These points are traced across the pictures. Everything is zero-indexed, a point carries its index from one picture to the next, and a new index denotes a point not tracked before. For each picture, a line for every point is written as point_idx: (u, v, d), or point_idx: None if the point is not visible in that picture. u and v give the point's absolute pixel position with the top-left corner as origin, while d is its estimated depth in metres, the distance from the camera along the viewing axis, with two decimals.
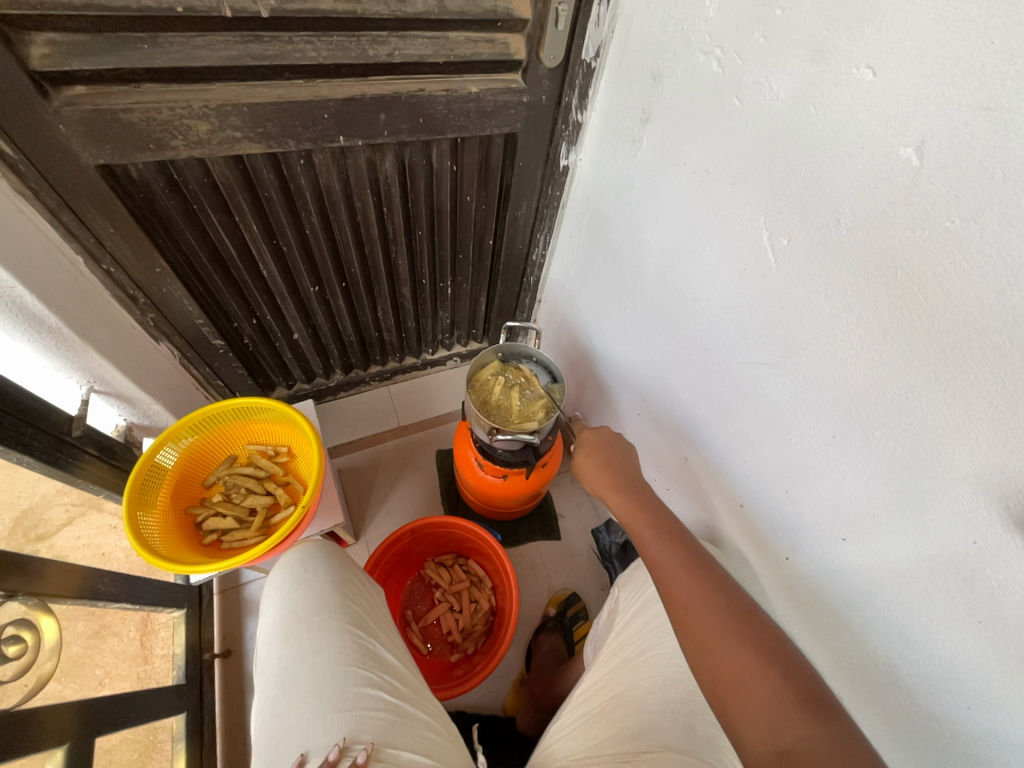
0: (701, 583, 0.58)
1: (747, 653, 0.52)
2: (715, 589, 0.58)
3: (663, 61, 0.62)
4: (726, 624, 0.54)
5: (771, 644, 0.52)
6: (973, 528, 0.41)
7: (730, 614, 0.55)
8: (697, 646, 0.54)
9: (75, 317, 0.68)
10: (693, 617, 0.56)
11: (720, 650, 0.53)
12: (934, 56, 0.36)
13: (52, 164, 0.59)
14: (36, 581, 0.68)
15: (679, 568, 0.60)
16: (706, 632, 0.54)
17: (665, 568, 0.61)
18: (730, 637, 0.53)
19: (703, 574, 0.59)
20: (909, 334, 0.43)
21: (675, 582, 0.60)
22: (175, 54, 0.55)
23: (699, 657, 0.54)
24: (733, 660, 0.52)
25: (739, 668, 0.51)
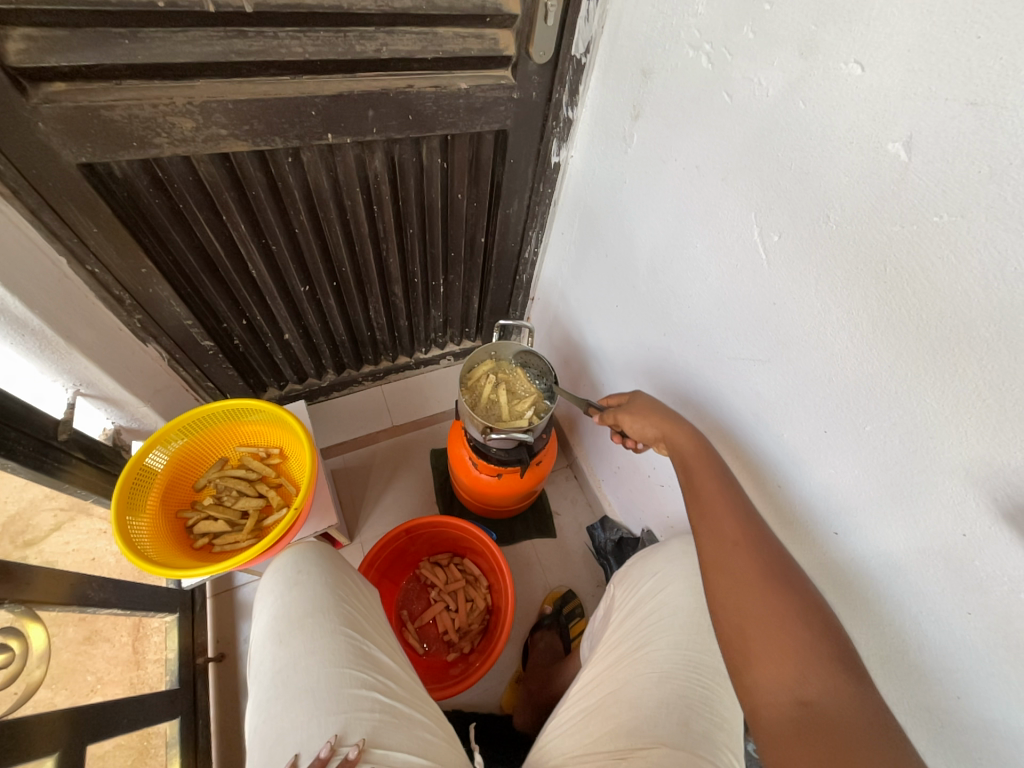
0: (749, 533, 0.56)
1: (788, 607, 0.51)
2: (764, 543, 0.55)
3: (653, 56, 0.62)
4: (770, 576, 0.53)
5: (810, 603, 0.51)
6: (962, 521, 0.42)
7: (775, 567, 0.53)
8: (735, 592, 0.54)
9: (57, 318, 0.67)
10: (740, 563, 0.54)
11: (758, 599, 0.52)
12: (921, 51, 0.36)
13: (32, 163, 0.58)
14: (24, 589, 0.67)
15: (727, 508, 0.58)
16: (746, 581, 0.53)
17: (714, 508, 0.59)
18: (772, 590, 0.52)
19: (753, 524, 0.57)
20: (899, 329, 0.43)
21: (723, 527, 0.57)
22: (157, 49, 0.54)
23: (734, 604, 0.53)
24: (772, 609, 0.51)
25: (779, 619, 0.50)
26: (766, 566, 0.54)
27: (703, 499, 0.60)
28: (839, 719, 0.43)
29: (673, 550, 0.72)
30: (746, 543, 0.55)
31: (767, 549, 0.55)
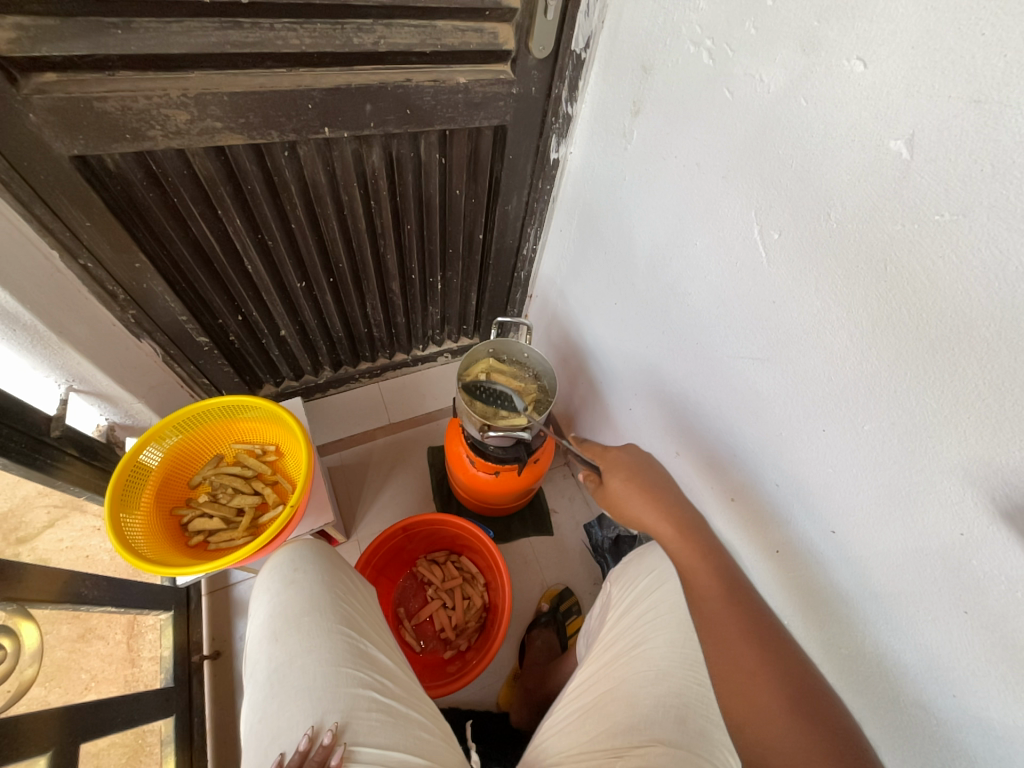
0: (760, 653, 0.59)
1: (806, 730, 0.53)
2: (780, 662, 0.58)
3: (653, 52, 0.61)
4: (788, 699, 0.55)
5: (829, 725, 0.53)
6: (960, 521, 0.42)
7: (793, 690, 0.56)
8: (753, 714, 0.56)
9: (50, 315, 0.66)
10: (756, 686, 0.57)
11: (777, 723, 0.54)
12: (925, 48, 0.36)
13: (24, 156, 0.57)
14: (16, 586, 0.66)
15: (739, 627, 0.61)
16: (764, 707, 0.55)
17: (725, 628, 0.62)
18: (792, 714, 0.54)
19: (765, 641, 0.60)
20: (898, 328, 0.42)
21: (735, 649, 0.60)
22: (150, 40, 0.53)
23: (753, 727, 0.55)
24: (791, 734, 0.53)
25: (797, 746, 0.52)
26: (781, 689, 0.56)
27: (712, 617, 0.63)
28: None
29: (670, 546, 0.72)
30: (758, 664, 0.58)
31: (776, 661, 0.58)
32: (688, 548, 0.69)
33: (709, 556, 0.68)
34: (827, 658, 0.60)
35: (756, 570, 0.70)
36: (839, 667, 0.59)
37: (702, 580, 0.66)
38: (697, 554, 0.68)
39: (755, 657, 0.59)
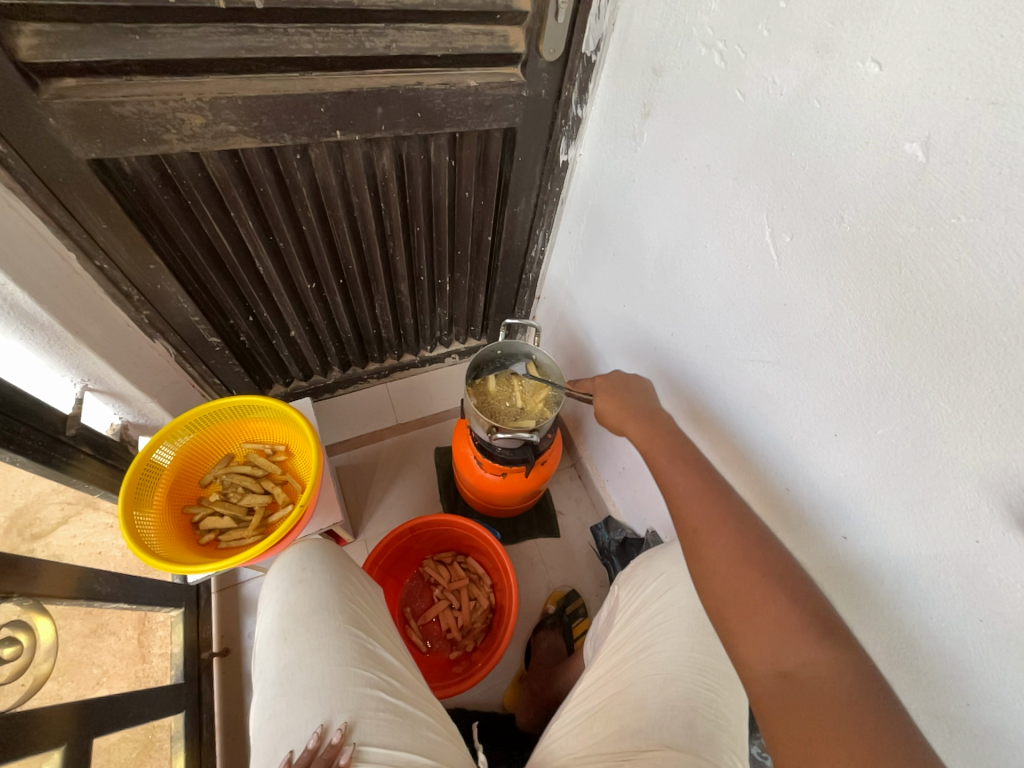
0: (705, 508, 0.56)
1: (758, 578, 0.50)
2: (728, 517, 0.55)
3: (664, 55, 0.61)
4: (736, 552, 0.52)
5: (787, 573, 0.49)
6: (975, 527, 0.41)
7: (746, 544, 0.52)
8: (704, 573, 0.53)
9: (67, 315, 0.67)
10: (703, 541, 0.54)
11: (726, 577, 0.51)
12: (941, 50, 0.35)
13: (44, 159, 0.58)
14: (31, 582, 0.67)
15: (689, 492, 0.58)
16: (714, 565, 0.53)
17: (676, 497, 0.59)
18: (738, 565, 0.51)
19: (714, 500, 0.56)
20: (912, 332, 0.42)
21: (684, 509, 0.57)
22: (167, 45, 0.54)
23: (705, 583, 0.53)
24: (744, 586, 0.50)
25: (749, 598, 0.49)
26: (727, 540, 0.53)
27: (666, 490, 0.61)
28: (817, 688, 0.43)
29: (678, 551, 0.72)
30: (703, 519, 0.55)
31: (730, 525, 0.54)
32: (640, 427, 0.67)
33: (662, 434, 0.65)
34: None
35: None
36: None
37: (656, 455, 0.63)
38: (648, 433, 0.66)
39: (701, 514, 0.56)
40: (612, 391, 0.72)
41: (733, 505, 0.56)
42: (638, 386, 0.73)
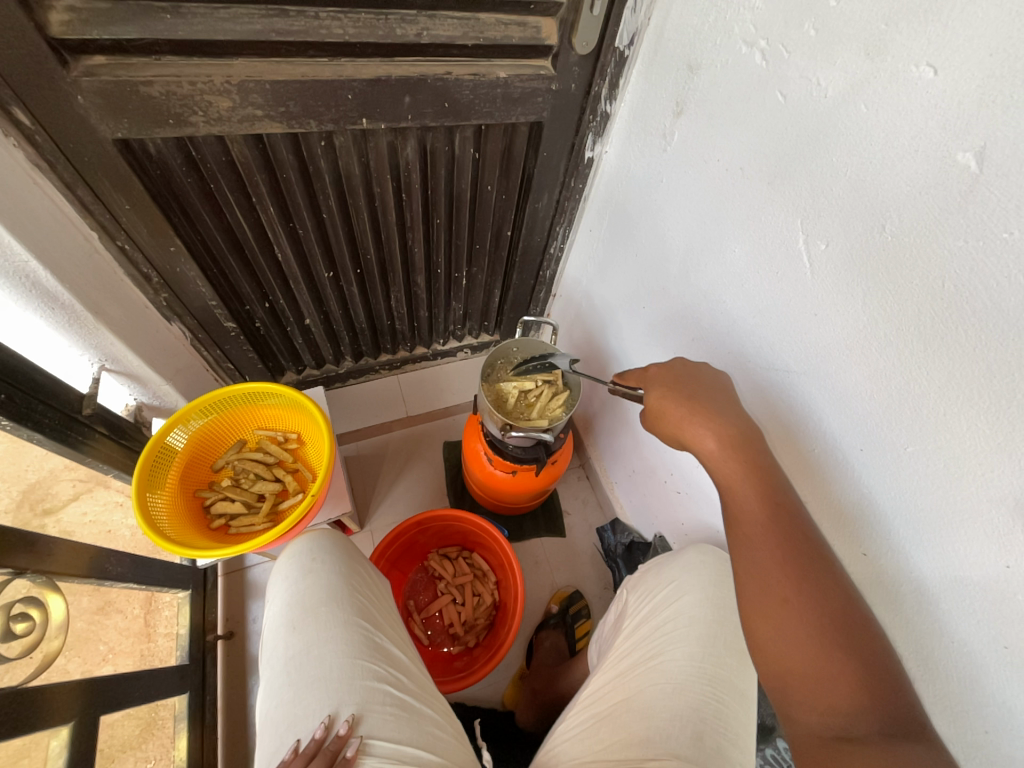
0: (796, 575, 0.48)
1: (843, 663, 0.45)
2: (822, 590, 0.47)
3: (701, 52, 0.60)
4: (825, 632, 0.46)
5: (878, 663, 0.44)
6: (1008, 553, 0.40)
7: (836, 623, 0.46)
8: (777, 644, 0.48)
9: (87, 295, 0.67)
10: (786, 604, 0.48)
11: (803, 651, 0.47)
12: (1004, 55, 0.34)
13: (70, 136, 0.58)
14: (45, 559, 0.67)
15: (777, 548, 0.50)
16: (792, 636, 0.47)
17: (758, 545, 0.51)
18: (824, 647, 0.46)
19: (807, 568, 0.48)
20: (952, 350, 0.41)
21: (767, 567, 0.50)
22: (198, 26, 0.53)
23: (777, 653, 0.48)
24: (823, 667, 0.45)
25: (824, 679, 0.45)
26: (816, 616, 0.47)
27: (745, 533, 0.53)
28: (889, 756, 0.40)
29: (690, 559, 0.71)
30: (792, 584, 0.48)
31: (824, 591, 0.47)
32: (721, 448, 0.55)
33: (748, 462, 0.54)
34: None
35: None
36: None
37: (737, 488, 0.54)
38: (731, 456, 0.55)
39: (790, 580, 0.48)
40: (684, 395, 0.59)
41: (826, 564, 0.48)
42: (711, 384, 0.60)
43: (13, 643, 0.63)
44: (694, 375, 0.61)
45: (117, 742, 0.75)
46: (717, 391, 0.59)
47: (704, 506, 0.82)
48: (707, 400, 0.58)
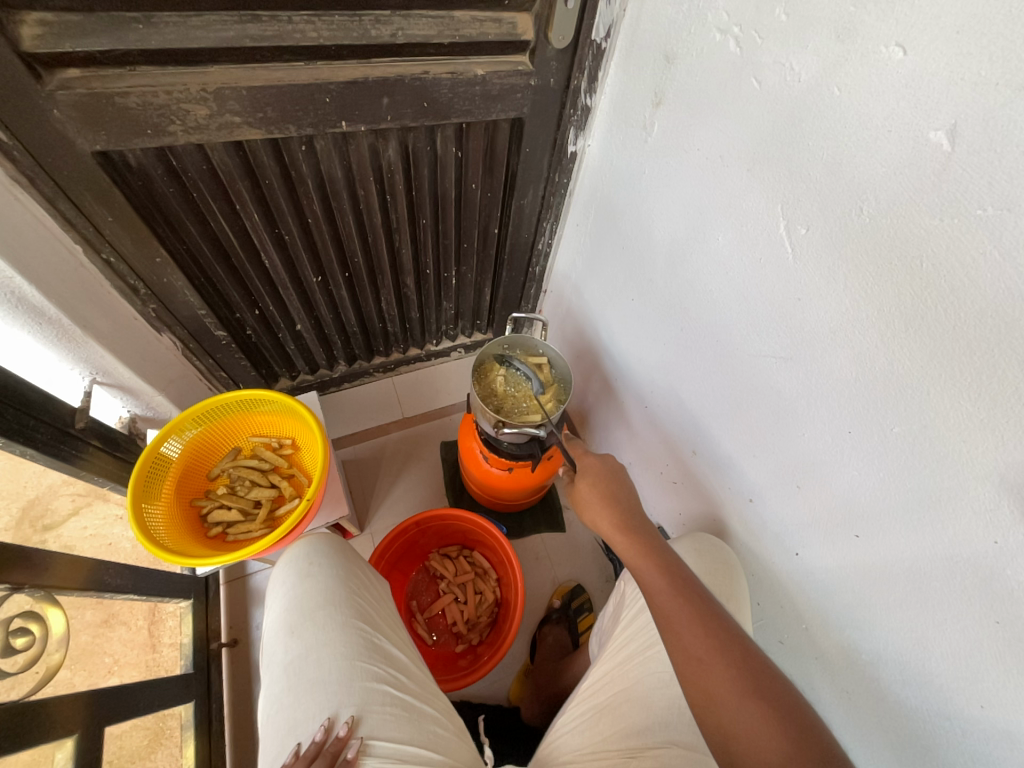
0: (707, 635, 0.54)
1: (763, 710, 0.48)
2: (729, 645, 0.53)
3: (676, 41, 0.60)
4: (742, 685, 0.50)
5: (792, 708, 0.48)
6: (993, 527, 0.40)
7: (748, 676, 0.51)
8: (709, 707, 0.50)
9: (74, 309, 0.67)
10: (705, 670, 0.52)
11: (730, 710, 0.49)
12: (971, 32, 0.34)
13: (47, 151, 0.58)
14: (43, 574, 0.67)
15: (685, 616, 0.55)
16: (716, 695, 0.50)
17: (670, 616, 0.56)
18: (746, 698, 0.49)
19: (713, 629, 0.54)
20: (930, 327, 0.41)
21: (682, 634, 0.54)
22: (171, 34, 0.53)
23: (712, 717, 0.50)
24: (751, 721, 0.48)
25: (756, 736, 0.47)
26: (730, 671, 0.51)
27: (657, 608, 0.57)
28: None
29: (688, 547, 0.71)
30: (705, 646, 0.53)
31: (735, 656, 0.52)
32: (627, 539, 0.64)
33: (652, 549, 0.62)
34: (846, 663, 0.59)
35: (772, 571, 0.69)
36: (858, 675, 0.58)
37: (644, 570, 0.60)
38: (636, 546, 0.62)
39: (703, 641, 0.53)
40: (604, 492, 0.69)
41: (734, 634, 0.54)
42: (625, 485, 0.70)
43: (15, 657, 0.64)
44: (605, 476, 0.71)
45: (125, 753, 0.76)
46: (626, 489, 0.70)
47: (700, 495, 0.82)
48: (620, 498, 0.68)
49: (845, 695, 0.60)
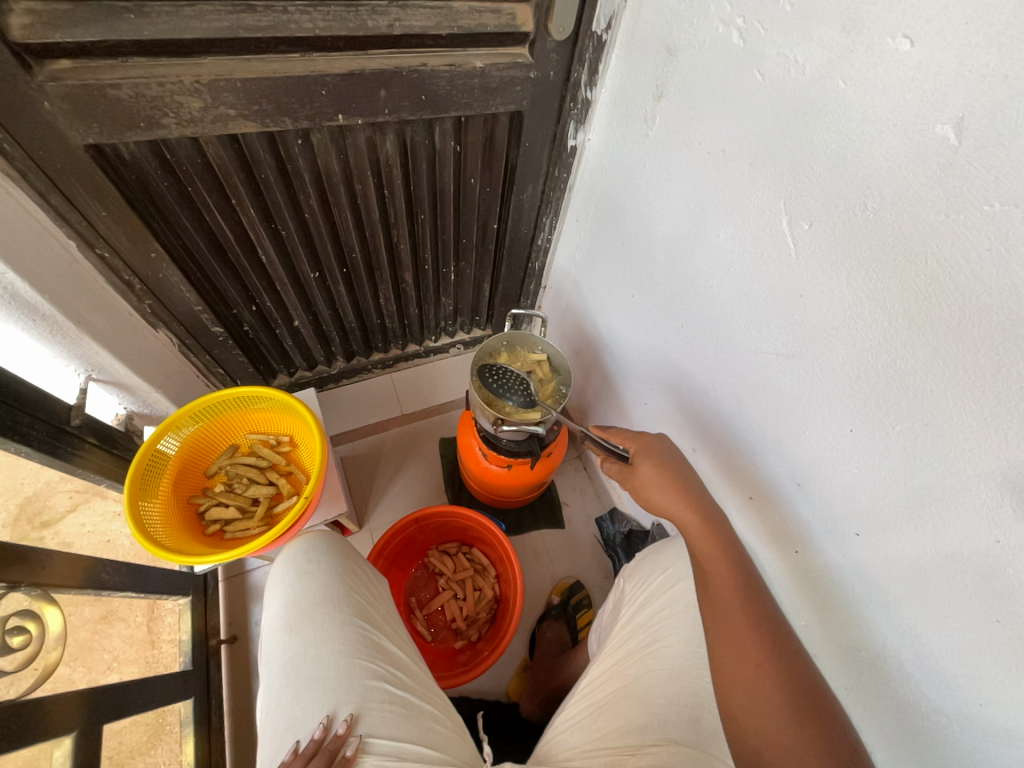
0: (766, 645, 0.55)
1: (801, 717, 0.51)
2: (782, 654, 0.55)
3: (678, 33, 0.59)
4: (790, 698, 0.52)
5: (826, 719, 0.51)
6: (996, 527, 0.40)
7: (799, 690, 0.53)
8: (752, 709, 0.53)
9: (69, 304, 0.66)
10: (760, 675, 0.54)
11: (771, 717, 0.52)
12: (979, 23, 0.33)
13: (40, 145, 0.57)
14: (39, 572, 0.67)
15: (748, 621, 0.57)
16: (763, 702, 0.53)
17: (732, 616, 0.57)
18: (792, 706, 0.52)
19: (771, 641, 0.56)
20: (933, 325, 0.41)
21: (741, 639, 0.56)
22: (163, 24, 0.52)
23: (749, 720, 0.53)
24: (791, 727, 0.51)
25: (790, 745, 0.50)
26: (784, 683, 0.53)
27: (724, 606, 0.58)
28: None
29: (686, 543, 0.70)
30: (764, 653, 0.55)
31: (786, 661, 0.55)
32: (698, 532, 0.63)
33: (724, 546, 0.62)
34: (845, 660, 0.59)
35: (772, 568, 0.69)
36: (858, 671, 0.58)
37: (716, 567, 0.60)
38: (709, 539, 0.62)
39: (761, 648, 0.55)
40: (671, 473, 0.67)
41: (785, 638, 0.57)
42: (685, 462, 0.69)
43: (13, 655, 0.64)
44: (671, 464, 0.68)
45: (125, 749, 0.75)
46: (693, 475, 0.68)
47: None
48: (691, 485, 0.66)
49: (843, 691, 0.60)
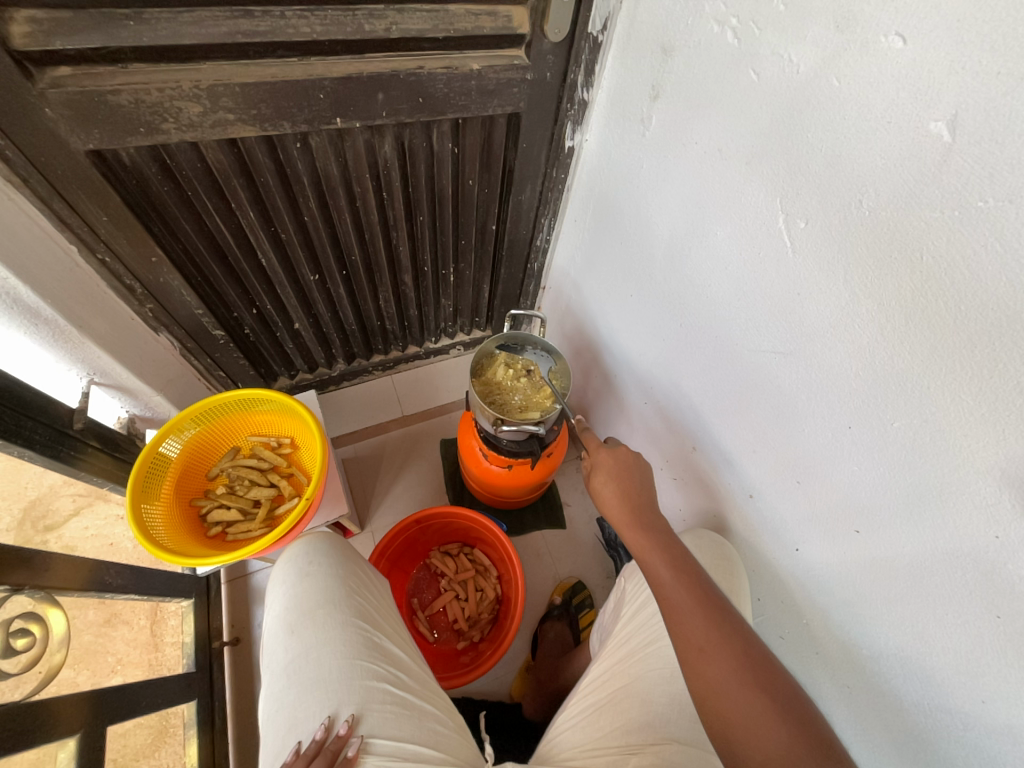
0: (711, 629, 0.52)
1: (761, 700, 0.48)
2: (728, 633, 0.52)
3: (674, 33, 0.59)
4: (741, 673, 0.49)
5: (791, 696, 0.48)
6: (995, 522, 0.40)
7: (748, 668, 0.50)
8: (708, 694, 0.50)
9: (70, 308, 0.67)
10: (706, 659, 0.51)
11: (725, 698, 0.49)
12: (971, 20, 0.33)
13: (41, 151, 0.57)
14: (42, 575, 0.67)
15: (688, 608, 0.55)
16: (714, 685, 0.50)
17: (671, 608, 0.55)
18: (745, 686, 0.49)
19: (717, 621, 0.53)
20: (930, 321, 0.41)
21: (684, 626, 0.54)
22: (162, 31, 0.53)
23: (710, 704, 0.50)
24: (747, 706, 0.48)
25: (753, 725, 0.47)
26: (731, 665, 0.50)
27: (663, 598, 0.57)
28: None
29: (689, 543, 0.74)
30: (706, 636, 0.52)
31: (731, 641, 0.52)
32: (635, 531, 0.63)
33: (659, 541, 0.61)
34: (847, 658, 0.59)
35: (772, 566, 0.69)
36: (859, 669, 0.58)
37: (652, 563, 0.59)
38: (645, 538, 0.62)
39: (704, 630, 0.52)
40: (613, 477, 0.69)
41: (732, 619, 0.54)
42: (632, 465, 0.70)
43: (17, 658, 0.64)
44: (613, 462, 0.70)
45: (130, 751, 0.76)
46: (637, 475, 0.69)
47: (699, 491, 0.82)
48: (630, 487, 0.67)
49: (846, 689, 0.60)
